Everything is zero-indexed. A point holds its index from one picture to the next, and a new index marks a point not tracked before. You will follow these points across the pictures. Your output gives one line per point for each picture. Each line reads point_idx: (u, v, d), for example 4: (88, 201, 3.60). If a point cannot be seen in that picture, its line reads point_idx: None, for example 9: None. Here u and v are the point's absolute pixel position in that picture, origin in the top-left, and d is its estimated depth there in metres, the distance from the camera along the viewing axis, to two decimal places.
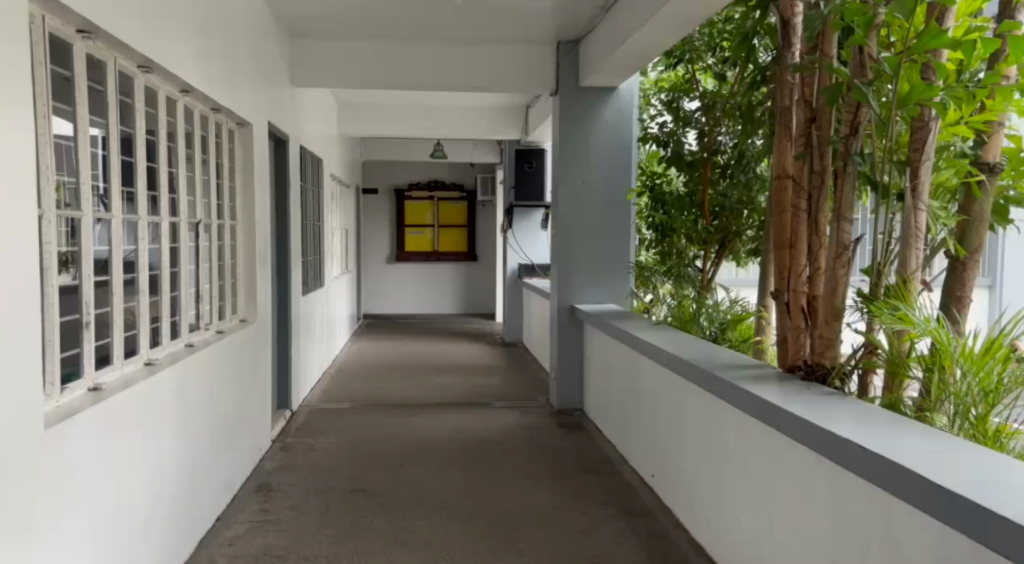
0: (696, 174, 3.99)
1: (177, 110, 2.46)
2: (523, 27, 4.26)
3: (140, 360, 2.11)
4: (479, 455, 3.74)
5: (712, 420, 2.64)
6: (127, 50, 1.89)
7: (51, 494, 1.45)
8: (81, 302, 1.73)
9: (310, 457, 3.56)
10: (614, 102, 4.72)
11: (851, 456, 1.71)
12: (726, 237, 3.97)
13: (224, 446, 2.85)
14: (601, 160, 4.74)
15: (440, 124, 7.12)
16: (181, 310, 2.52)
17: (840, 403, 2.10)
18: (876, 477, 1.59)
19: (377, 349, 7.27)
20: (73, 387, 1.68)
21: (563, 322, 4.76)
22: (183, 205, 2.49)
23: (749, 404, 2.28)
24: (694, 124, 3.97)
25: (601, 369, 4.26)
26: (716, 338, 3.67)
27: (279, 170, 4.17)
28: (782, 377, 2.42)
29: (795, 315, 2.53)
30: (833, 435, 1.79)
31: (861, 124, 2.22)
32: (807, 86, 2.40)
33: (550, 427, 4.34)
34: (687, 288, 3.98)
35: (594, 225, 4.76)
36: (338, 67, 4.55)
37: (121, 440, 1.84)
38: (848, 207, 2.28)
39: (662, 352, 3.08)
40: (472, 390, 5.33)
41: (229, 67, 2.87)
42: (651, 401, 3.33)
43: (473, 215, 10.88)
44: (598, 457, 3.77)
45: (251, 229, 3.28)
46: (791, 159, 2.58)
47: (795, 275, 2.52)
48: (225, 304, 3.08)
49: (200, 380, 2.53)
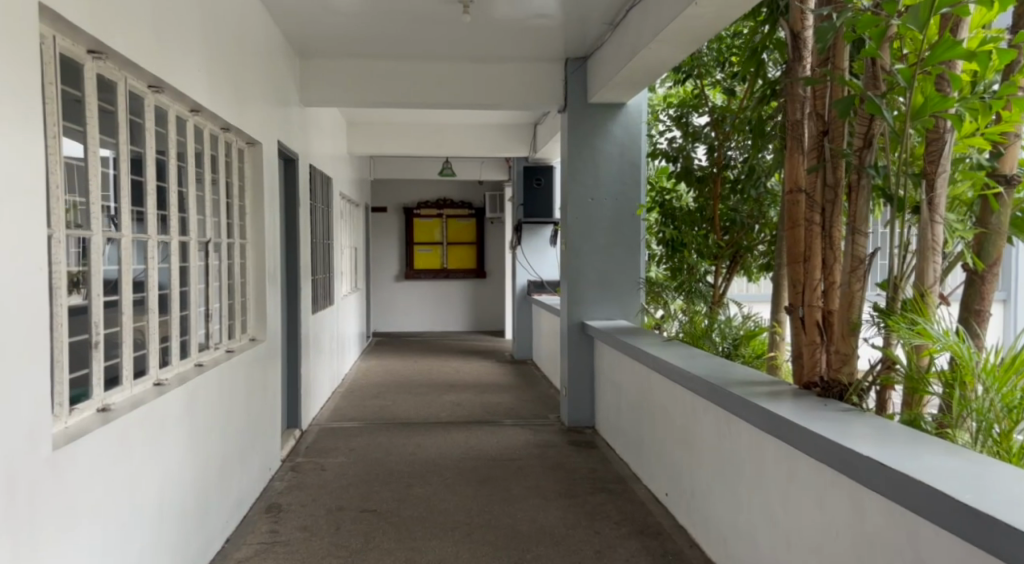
0: (706, 190, 4.01)
1: (188, 130, 2.47)
2: (531, 43, 4.28)
3: (150, 380, 2.10)
4: (490, 473, 3.70)
5: (727, 438, 2.59)
6: (137, 70, 1.89)
7: (58, 516, 1.43)
8: (91, 322, 1.72)
9: (319, 477, 3.53)
10: (622, 118, 4.72)
11: (872, 474, 1.66)
12: (737, 253, 3.96)
13: (234, 465, 2.82)
14: (610, 175, 4.74)
15: (448, 142, 7.16)
16: (192, 329, 2.52)
17: (857, 420, 2.05)
18: (897, 495, 1.55)
19: (387, 367, 7.25)
20: (82, 408, 1.66)
21: (573, 338, 4.72)
22: (193, 223, 2.50)
23: (764, 420, 2.24)
24: (703, 138, 3.97)
25: (613, 385, 4.22)
26: (729, 354, 3.63)
27: (290, 188, 4.17)
28: (798, 394, 2.38)
29: (810, 331, 2.45)
30: (853, 453, 1.75)
31: (875, 137, 2.20)
32: (819, 98, 2.39)
33: (561, 444, 4.29)
34: (698, 304, 3.95)
35: (604, 241, 4.74)
36: (347, 86, 4.58)
37: (132, 459, 1.83)
38: (863, 220, 2.25)
39: (674, 368, 3.04)
40: (481, 408, 5.29)
41: (239, 88, 2.90)
42: (664, 418, 3.28)
43: (481, 232, 10.89)
44: (610, 476, 3.71)
45: (260, 247, 3.27)
46: (803, 172, 2.54)
47: (809, 290, 2.49)
48: (235, 323, 3.06)
49: (210, 399, 2.52)
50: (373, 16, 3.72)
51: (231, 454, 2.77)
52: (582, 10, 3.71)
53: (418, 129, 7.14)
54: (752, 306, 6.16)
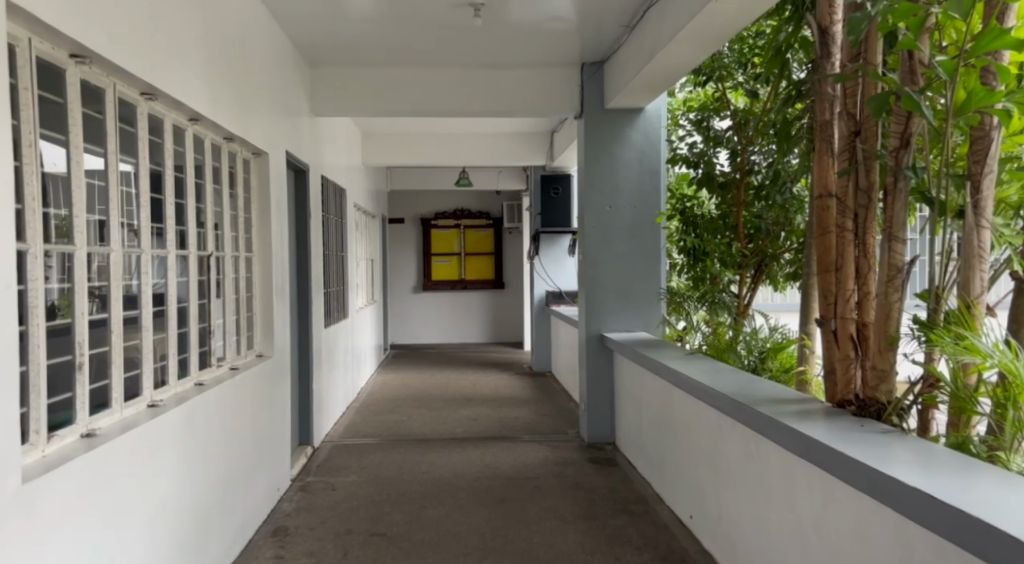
0: (729, 196, 3.87)
1: (186, 140, 2.40)
2: (545, 47, 4.17)
3: (144, 401, 2.02)
4: (506, 493, 3.55)
5: (755, 459, 2.42)
6: (127, 77, 1.83)
7: (32, 550, 1.34)
8: (75, 342, 1.64)
9: (329, 497, 3.42)
10: (641, 123, 4.58)
11: (917, 506, 1.50)
12: (763, 261, 3.80)
13: (237, 488, 2.72)
14: (629, 182, 4.59)
15: (464, 151, 7.07)
16: (191, 346, 2.44)
17: (898, 442, 1.89)
18: (946, 530, 1.39)
19: (402, 381, 7.14)
20: (63, 435, 1.58)
21: (592, 351, 4.57)
22: (192, 236, 2.43)
23: (795, 441, 2.08)
24: (725, 143, 3.83)
25: (633, 400, 4.06)
26: (755, 368, 3.44)
27: (300, 200, 4.10)
28: (831, 412, 2.21)
29: (843, 345, 2.26)
30: (895, 481, 1.59)
31: (912, 137, 2.01)
32: (850, 96, 2.22)
33: (580, 462, 4.14)
34: (721, 314, 3.81)
35: (622, 250, 4.59)
36: (360, 95, 4.51)
37: (120, 486, 1.74)
38: (901, 226, 2.05)
39: (698, 384, 2.88)
40: (498, 424, 5.14)
41: (242, 96, 2.83)
42: (687, 436, 3.12)
43: (500, 242, 10.79)
44: (631, 496, 3.54)
45: (267, 261, 3.19)
46: (833, 176, 2.34)
47: (842, 301, 2.28)
48: (240, 338, 2.98)
49: (211, 420, 2.43)
50: (384, 22, 3.64)
51: (234, 475, 2.69)
52: (599, 12, 3.59)
53: (433, 139, 7.07)
54: (778, 316, 5.96)
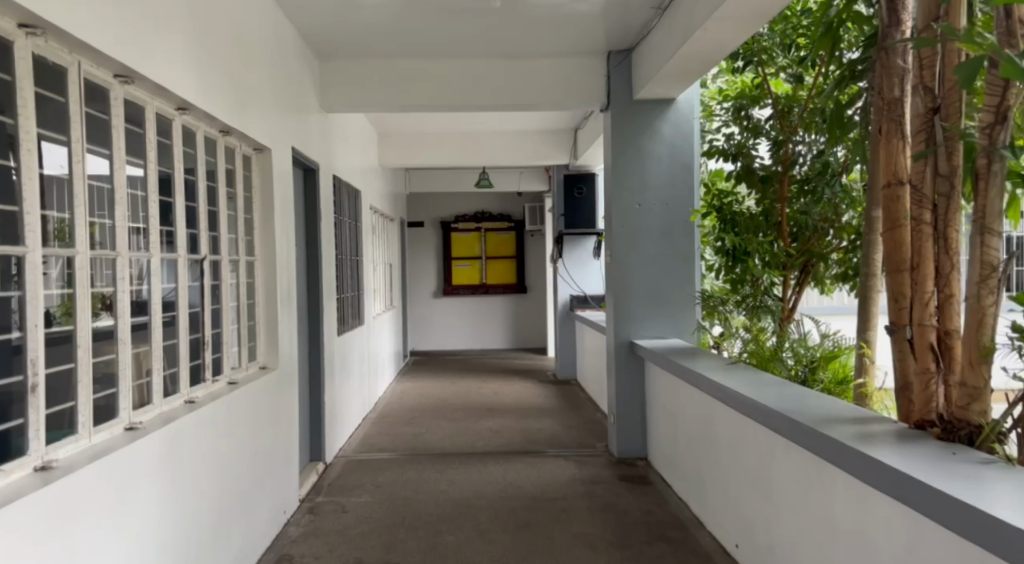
0: (771, 191, 3.57)
1: (173, 131, 2.20)
2: (568, 35, 3.90)
3: (120, 424, 1.83)
4: (530, 516, 3.27)
5: (817, 488, 2.11)
6: (95, 54, 1.65)
7: None
8: (27, 361, 1.45)
9: (339, 521, 3.17)
10: (672, 115, 4.28)
11: None
12: (809, 261, 3.50)
13: (234, 517, 2.49)
14: (658, 179, 4.29)
15: (484, 152, 6.84)
16: (180, 360, 2.22)
17: (996, 473, 1.57)
18: None
19: (422, 389, 6.91)
20: (12, 469, 1.39)
21: (622, 360, 4.27)
22: (181, 238, 2.23)
23: (870, 470, 1.78)
24: (766, 133, 3.54)
25: (667, 414, 3.76)
26: (805, 381, 3.10)
27: (310, 203, 3.90)
28: (910, 435, 1.89)
29: (922, 356, 1.93)
30: (1001, 526, 1.30)
31: (1010, 110, 1.66)
32: (926, 67, 1.90)
33: (611, 480, 3.83)
34: (763, 319, 3.48)
35: (653, 251, 4.30)
36: (372, 89, 4.28)
37: (79, 521, 1.53)
38: (997, 216, 1.69)
39: (747, 400, 2.56)
40: (522, 436, 4.87)
41: (237, 84, 2.60)
42: (730, 455, 2.81)
43: (522, 245, 10.53)
44: (667, 520, 3.24)
45: (271, 265, 2.98)
46: (905, 161, 2.03)
47: (918, 305, 1.95)
48: (240, 350, 2.76)
49: (202, 440, 2.22)
50: (395, 8, 3.41)
51: (231, 501, 2.46)
52: None
53: (452, 139, 6.85)
54: (830, 321, 5.57)
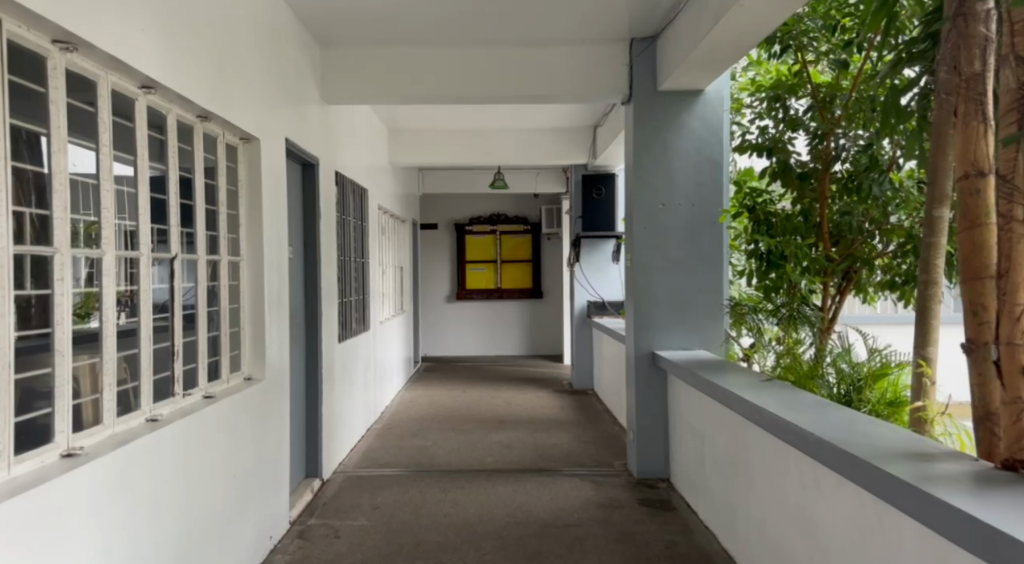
0: (809, 189, 3.23)
1: (137, 113, 1.95)
2: (586, 19, 3.60)
3: (54, 450, 1.56)
4: (540, 546, 2.97)
5: (878, 535, 1.78)
6: (19, 10, 1.38)
7: None
8: None
9: (330, 548, 2.90)
10: (700, 109, 3.97)
11: None
12: (852, 267, 3.20)
13: (206, 548, 2.22)
14: (683, 177, 3.98)
15: (498, 151, 6.58)
16: (142, 373, 1.96)
17: None
18: None
19: (432, 398, 6.64)
20: None
21: (643, 372, 3.95)
22: (145, 236, 1.96)
23: (944, 522, 1.45)
24: (805, 126, 3.19)
25: (693, 434, 3.44)
26: (849, 401, 2.77)
27: (309, 201, 3.64)
28: (1000, 479, 1.56)
29: (1012, 383, 1.60)
30: None
31: None
32: (1018, 33, 1.56)
33: (630, 505, 3.52)
34: (800, 330, 3.10)
35: (677, 256, 3.98)
36: (377, 80, 4.03)
37: None
38: None
39: (788, 426, 2.23)
40: (534, 451, 4.57)
41: (219, 65, 2.34)
42: (767, 485, 2.49)
43: (539, 249, 10.25)
44: (693, 553, 2.91)
45: (258, 267, 2.72)
46: (988, 148, 1.70)
47: (1009, 319, 1.61)
48: (219, 361, 2.50)
49: (165, 464, 1.95)
50: None
51: (202, 530, 2.19)
52: None
53: (465, 137, 6.59)
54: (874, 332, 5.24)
